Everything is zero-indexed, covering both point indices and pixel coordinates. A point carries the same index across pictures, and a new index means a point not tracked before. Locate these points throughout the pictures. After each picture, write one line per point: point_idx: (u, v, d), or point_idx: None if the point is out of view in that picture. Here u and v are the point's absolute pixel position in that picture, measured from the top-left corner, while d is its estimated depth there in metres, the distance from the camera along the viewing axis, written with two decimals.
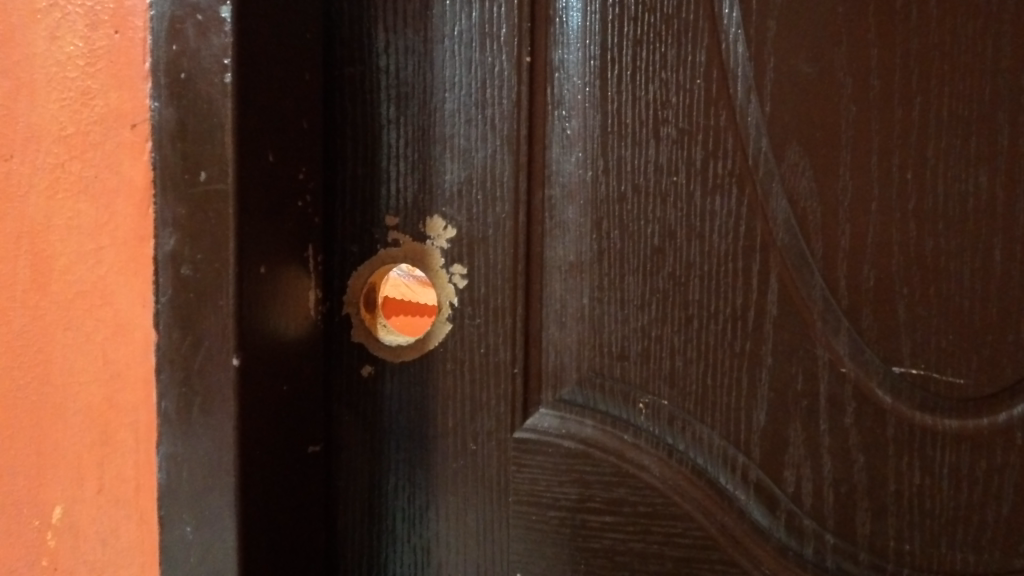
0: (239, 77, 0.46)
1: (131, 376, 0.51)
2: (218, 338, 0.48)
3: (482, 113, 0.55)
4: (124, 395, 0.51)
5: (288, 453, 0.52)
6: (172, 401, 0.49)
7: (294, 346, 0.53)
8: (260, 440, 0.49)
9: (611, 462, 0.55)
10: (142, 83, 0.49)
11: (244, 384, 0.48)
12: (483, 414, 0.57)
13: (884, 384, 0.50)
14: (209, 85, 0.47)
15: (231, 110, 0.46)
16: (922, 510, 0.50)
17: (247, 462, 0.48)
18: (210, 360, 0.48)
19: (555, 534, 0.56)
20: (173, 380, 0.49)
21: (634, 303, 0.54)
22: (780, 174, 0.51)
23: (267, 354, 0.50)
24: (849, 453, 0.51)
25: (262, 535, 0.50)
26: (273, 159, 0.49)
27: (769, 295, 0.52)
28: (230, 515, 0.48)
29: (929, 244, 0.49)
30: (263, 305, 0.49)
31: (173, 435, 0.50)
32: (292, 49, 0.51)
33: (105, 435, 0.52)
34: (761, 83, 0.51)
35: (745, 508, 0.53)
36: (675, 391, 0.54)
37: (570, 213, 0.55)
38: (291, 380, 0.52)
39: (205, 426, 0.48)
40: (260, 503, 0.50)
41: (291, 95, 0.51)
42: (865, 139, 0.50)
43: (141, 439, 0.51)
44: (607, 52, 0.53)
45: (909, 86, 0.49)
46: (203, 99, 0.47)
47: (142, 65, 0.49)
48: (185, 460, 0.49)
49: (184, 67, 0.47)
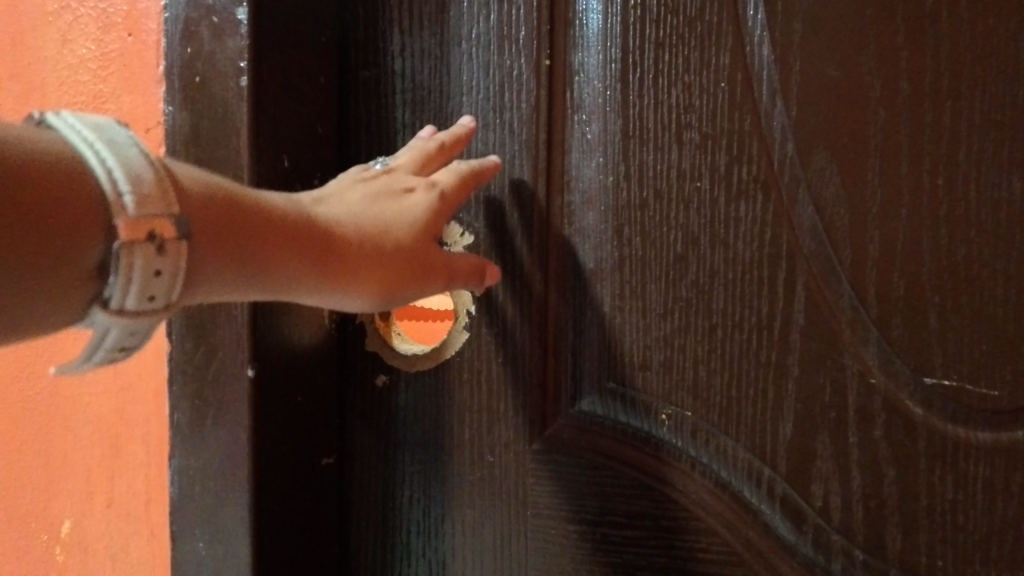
0: (255, 80, 0.45)
1: (143, 387, 0.51)
2: (231, 348, 0.47)
3: (500, 117, 0.54)
4: (136, 405, 0.51)
5: (301, 466, 0.51)
6: (185, 412, 0.49)
7: (307, 357, 0.52)
8: (275, 453, 0.48)
9: (632, 474, 0.54)
10: (155, 86, 0.48)
11: (257, 395, 0.47)
12: (501, 425, 0.56)
13: (915, 395, 0.48)
14: (225, 88, 0.45)
15: (246, 114, 0.45)
16: (955, 526, 0.48)
17: (261, 476, 0.47)
18: (224, 370, 0.47)
19: (575, 548, 0.55)
20: (185, 391, 0.49)
21: (656, 312, 0.53)
22: (806, 180, 0.50)
23: (280, 364, 0.49)
24: (879, 467, 0.50)
25: (277, 549, 0.49)
26: (289, 164, 0.48)
27: (795, 304, 0.50)
28: (245, 530, 0.47)
29: (961, 252, 0.47)
30: (278, 313, 0.48)
31: (185, 448, 0.49)
32: (308, 52, 0.50)
33: (115, 448, 0.53)
34: (786, 86, 0.50)
35: (770, 522, 0.52)
36: (698, 402, 0.53)
37: (590, 219, 0.54)
38: (305, 391, 0.51)
39: (219, 439, 0.47)
40: (272, 518, 0.48)
41: (306, 100, 0.50)
42: (895, 144, 0.48)
43: (152, 452, 0.51)
44: (628, 55, 0.52)
45: (939, 89, 0.47)
46: (218, 103, 0.46)
47: (156, 67, 0.48)
48: (198, 475, 0.48)
49: (198, 70, 0.46)
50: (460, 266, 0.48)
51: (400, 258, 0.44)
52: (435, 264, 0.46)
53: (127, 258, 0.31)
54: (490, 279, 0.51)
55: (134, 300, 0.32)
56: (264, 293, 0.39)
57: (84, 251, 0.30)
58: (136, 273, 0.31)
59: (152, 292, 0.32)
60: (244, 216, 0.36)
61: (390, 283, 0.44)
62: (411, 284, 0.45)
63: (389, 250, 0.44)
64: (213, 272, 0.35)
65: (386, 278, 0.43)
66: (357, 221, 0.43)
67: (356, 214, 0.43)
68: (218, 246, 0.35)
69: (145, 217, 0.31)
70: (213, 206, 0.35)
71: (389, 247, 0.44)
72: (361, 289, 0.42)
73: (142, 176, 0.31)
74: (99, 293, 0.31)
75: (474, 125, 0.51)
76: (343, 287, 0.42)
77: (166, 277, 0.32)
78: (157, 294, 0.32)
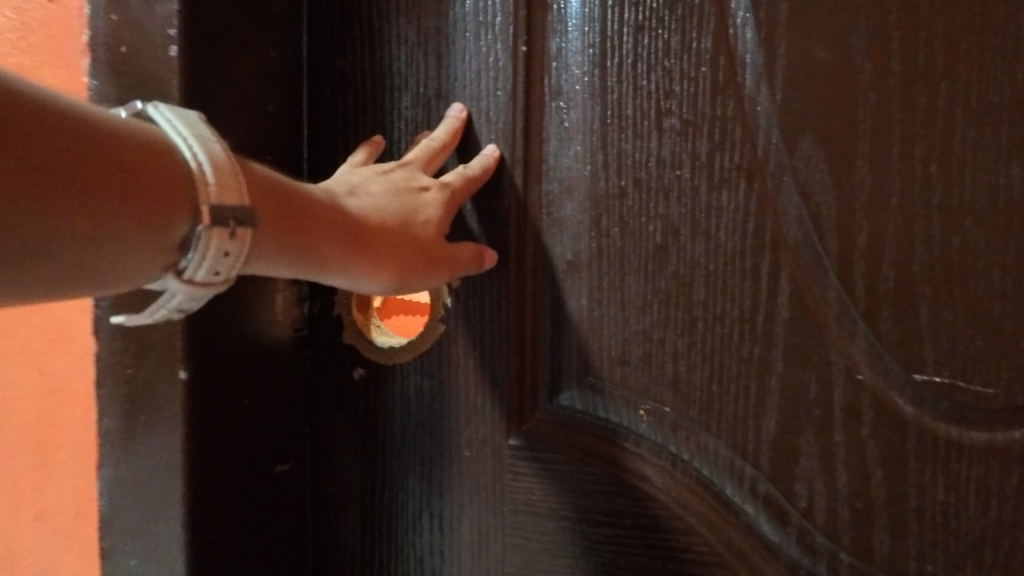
0: (185, 50, 0.44)
1: (69, 391, 0.52)
2: (164, 351, 0.46)
3: (476, 105, 0.53)
4: (71, 404, 0.53)
5: (249, 460, 0.51)
6: (114, 418, 0.49)
7: (256, 359, 0.51)
8: (215, 444, 0.48)
9: (611, 471, 0.53)
10: (81, 58, 0.49)
11: (191, 400, 0.46)
12: (479, 419, 0.55)
13: (905, 392, 0.46)
14: (154, 58, 0.45)
15: (176, 85, 0.44)
16: (947, 529, 0.46)
17: (200, 482, 0.47)
18: (155, 372, 0.46)
19: (554, 546, 0.54)
20: (112, 396, 0.49)
21: (635, 305, 0.51)
22: (792, 167, 0.48)
23: (224, 367, 0.48)
24: (867, 467, 0.47)
25: (218, 539, 0.48)
26: (230, 145, 0.48)
27: (780, 297, 0.48)
28: (180, 518, 0.47)
29: (955, 242, 0.45)
30: (227, 316, 0.48)
31: (114, 458, 0.49)
32: (255, 23, 0.49)
33: (43, 453, 0.54)
34: (771, 70, 0.48)
35: (753, 522, 0.50)
36: (679, 398, 0.51)
37: (569, 209, 0.52)
38: (253, 395, 0.51)
39: (155, 431, 0.47)
40: (210, 510, 0.48)
41: (252, 75, 0.49)
42: (885, 130, 0.46)
43: (81, 457, 0.53)
44: (607, 40, 0.51)
45: (932, 71, 0.45)
46: (150, 74, 0.45)
47: (81, 37, 0.49)
48: (127, 486, 0.49)
49: (124, 40, 0.46)
50: (463, 255, 0.50)
51: (414, 247, 0.47)
52: (442, 255, 0.49)
53: (205, 239, 0.34)
54: (490, 262, 0.52)
55: (203, 274, 0.36)
56: (301, 270, 0.42)
57: (162, 225, 0.33)
58: (210, 252, 0.35)
59: (218, 269, 0.36)
60: (290, 202, 0.40)
61: (404, 268, 0.46)
62: (422, 272, 0.47)
63: (403, 239, 0.46)
64: (266, 249, 0.39)
65: (402, 265, 0.46)
66: (377, 211, 0.46)
67: (377, 205, 0.46)
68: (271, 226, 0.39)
69: (224, 205, 0.35)
70: (269, 191, 0.39)
71: (407, 236, 0.47)
72: (378, 275, 0.45)
73: (223, 168, 0.35)
74: (174, 264, 0.35)
75: (464, 113, 0.52)
76: (366, 270, 0.45)
77: (232, 257, 0.36)
78: (221, 270, 0.36)
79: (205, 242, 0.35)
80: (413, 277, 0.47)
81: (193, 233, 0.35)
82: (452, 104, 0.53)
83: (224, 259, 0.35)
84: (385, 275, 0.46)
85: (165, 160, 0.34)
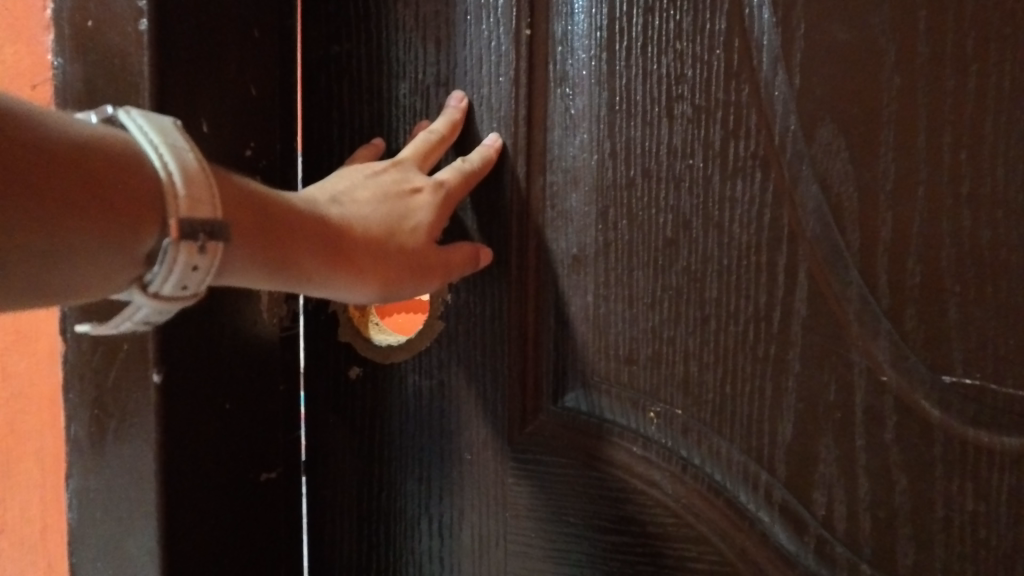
0: (155, 23, 0.42)
1: (35, 395, 0.50)
2: (136, 353, 0.44)
3: (476, 92, 0.50)
4: (35, 407, 0.51)
5: (231, 465, 0.49)
6: (82, 425, 0.47)
7: (239, 361, 0.49)
8: (191, 451, 0.46)
9: (617, 476, 0.50)
10: (43, 33, 0.47)
11: (164, 404, 0.44)
12: (478, 422, 0.52)
13: (930, 395, 0.43)
14: (122, 33, 0.43)
15: (145, 62, 0.42)
16: (976, 540, 0.43)
17: (174, 489, 0.45)
18: (128, 374, 0.44)
19: (557, 553, 0.52)
20: (81, 402, 0.47)
21: (644, 301, 0.49)
22: (811, 156, 0.45)
23: (199, 369, 0.46)
24: (890, 473, 0.45)
25: (193, 547, 0.46)
26: (208, 129, 0.46)
27: (797, 293, 0.46)
28: (153, 525, 0.45)
29: (986, 235, 0.42)
30: (206, 314, 0.46)
31: (83, 469, 0.48)
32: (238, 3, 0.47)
33: (11, 458, 0.53)
34: (789, 52, 0.45)
35: (768, 531, 0.47)
36: (690, 400, 0.49)
37: (574, 201, 0.50)
38: (234, 398, 0.49)
39: (125, 437, 0.45)
40: (183, 516, 0.45)
41: (232, 56, 0.47)
42: (912, 115, 0.43)
43: (46, 464, 0.51)
44: (615, 22, 0.48)
45: (962, 52, 0.41)
46: (115, 50, 0.43)
47: (41, 12, 0.47)
48: (96, 499, 0.47)
49: (91, 13, 0.45)
50: (455, 259, 0.48)
51: (401, 255, 0.45)
52: (432, 261, 0.46)
53: (172, 254, 0.32)
54: (485, 259, 0.50)
55: (170, 288, 0.34)
56: (282, 284, 0.40)
57: (128, 239, 0.31)
58: (177, 267, 0.33)
59: (186, 284, 0.34)
60: (267, 212, 0.38)
61: (390, 277, 0.44)
62: (410, 280, 0.45)
63: (389, 248, 0.44)
64: (243, 262, 0.37)
65: (389, 274, 0.44)
66: (362, 219, 0.44)
67: (364, 212, 0.44)
68: (246, 240, 0.37)
69: (194, 217, 0.33)
70: (248, 204, 0.37)
71: (393, 244, 0.45)
72: (365, 284, 0.43)
73: (193, 178, 0.33)
74: (140, 277, 0.33)
75: (464, 102, 0.50)
76: (351, 280, 0.43)
77: (202, 272, 0.34)
78: (190, 285, 0.34)
79: (173, 256, 0.33)
80: (401, 286, 0.45)
81: (159, 247, 0.33)
82: (452, 92, 0.51)
83: (192, 274, 0.33)
84: (372, 284, 0.44)
85: (134, 170, 0.32)
